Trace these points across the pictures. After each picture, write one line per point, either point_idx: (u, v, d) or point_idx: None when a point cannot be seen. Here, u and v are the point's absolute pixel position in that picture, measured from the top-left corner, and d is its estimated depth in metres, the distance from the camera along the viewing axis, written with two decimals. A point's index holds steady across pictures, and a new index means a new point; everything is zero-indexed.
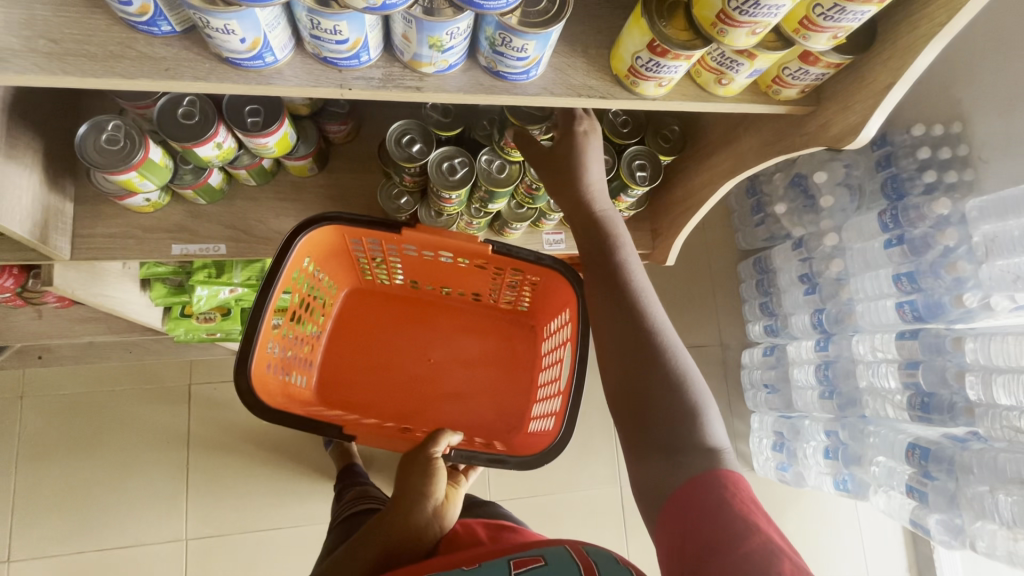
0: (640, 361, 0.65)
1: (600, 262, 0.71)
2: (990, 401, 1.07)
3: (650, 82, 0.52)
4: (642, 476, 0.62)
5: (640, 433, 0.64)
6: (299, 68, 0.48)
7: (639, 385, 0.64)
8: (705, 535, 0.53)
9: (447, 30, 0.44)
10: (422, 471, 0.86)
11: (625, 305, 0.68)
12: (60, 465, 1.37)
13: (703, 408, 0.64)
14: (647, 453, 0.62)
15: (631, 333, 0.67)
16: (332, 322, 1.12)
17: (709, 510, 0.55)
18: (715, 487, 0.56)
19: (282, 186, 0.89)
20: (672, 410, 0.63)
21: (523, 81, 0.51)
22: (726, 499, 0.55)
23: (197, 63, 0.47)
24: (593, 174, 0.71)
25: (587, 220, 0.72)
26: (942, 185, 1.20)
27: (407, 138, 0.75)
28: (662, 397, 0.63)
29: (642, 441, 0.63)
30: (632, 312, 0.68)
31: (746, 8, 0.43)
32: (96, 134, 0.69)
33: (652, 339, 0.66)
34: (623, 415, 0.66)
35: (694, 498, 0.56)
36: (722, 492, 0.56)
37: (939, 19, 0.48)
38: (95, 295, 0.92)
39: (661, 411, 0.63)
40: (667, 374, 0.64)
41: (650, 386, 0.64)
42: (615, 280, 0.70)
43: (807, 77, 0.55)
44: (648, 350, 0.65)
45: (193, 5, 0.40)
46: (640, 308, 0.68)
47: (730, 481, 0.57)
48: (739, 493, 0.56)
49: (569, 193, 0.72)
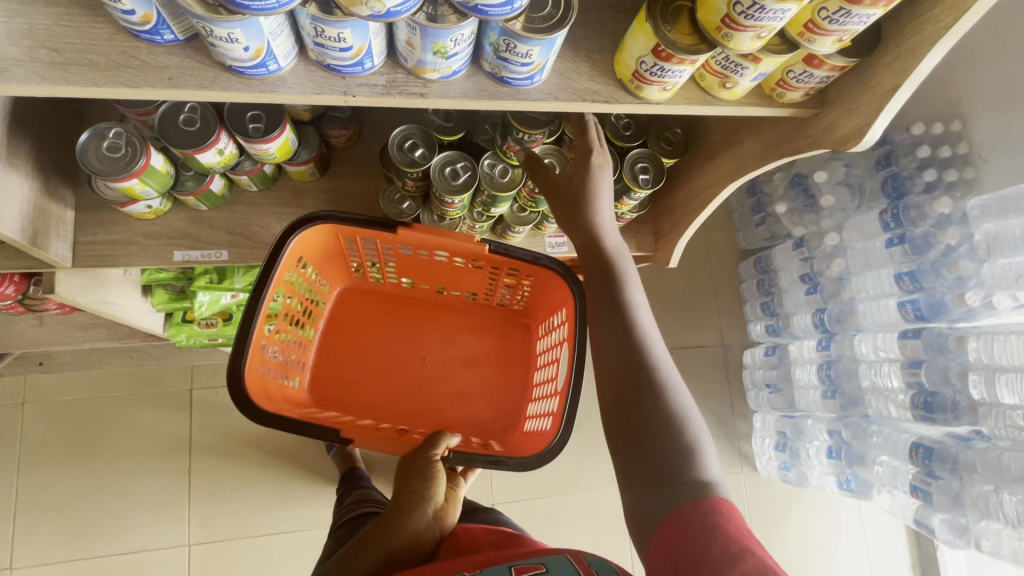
0: (640, 398, 0.65)
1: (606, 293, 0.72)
2: (993, 400, 1.06)
3: (654, 86, 0.52)
4: (637, 506, 0.61)
5: (636, 466, 0.63)
6: (303, 75, 0.48)
7: (637, 419, 0.64)
8: (693, 555, 0.53)
9: (452, 37, 0.44)
10: (422, 474, 0.86)
11: (630, 340, 0.69)
12: (61, 472, 1.36)
13: (701, 446, 0.63)
14: (644, 484, 0.61)
15: (632, 368, 0.67)
16: (326, 321, 1.11)
17: (695, 533, 0.55)
18: (702, 513, 0.56)
19: (283, 192, 0.89)
20: (670, 445, 0.62)
21: (527, 86, 0.51)
22: (714, 523, 0.55)
23: (200, 71, 0.47)
24: (605, 212, 0.72)
25: (597, 254, 0.72)
26: (942, 184, 1.21)
27: (409, 143, 0.75)
28: (665, 435, 0.63)
29: (640, 474, 0.62)
30: (634, 346, 0.68)
31: (751, 13, 0.43)
32: (98, 142, 0.69)
33: (652, 375, 0.66)
34: (620, 448, 0.65)
35: (682, 522, 0.56)
36: (708, 516, 0.56)
37: (945, 22, 0.48)
38: (97, 302, 0.92)
39: (658, 446, 0.62)
40: (666, 413, 0.64)
41: (649, 421, 0.64)
42: (621, 316, 0.71)
43: (812, 79, 0.55)
44: (648, 386, 0.66)
45: (196, 13, 0.40)
46: (641, 343, 0.69)
47: (724, 509, 0.56)
48: (727, 516, 0.56)
49: (579, 225, 0.72)
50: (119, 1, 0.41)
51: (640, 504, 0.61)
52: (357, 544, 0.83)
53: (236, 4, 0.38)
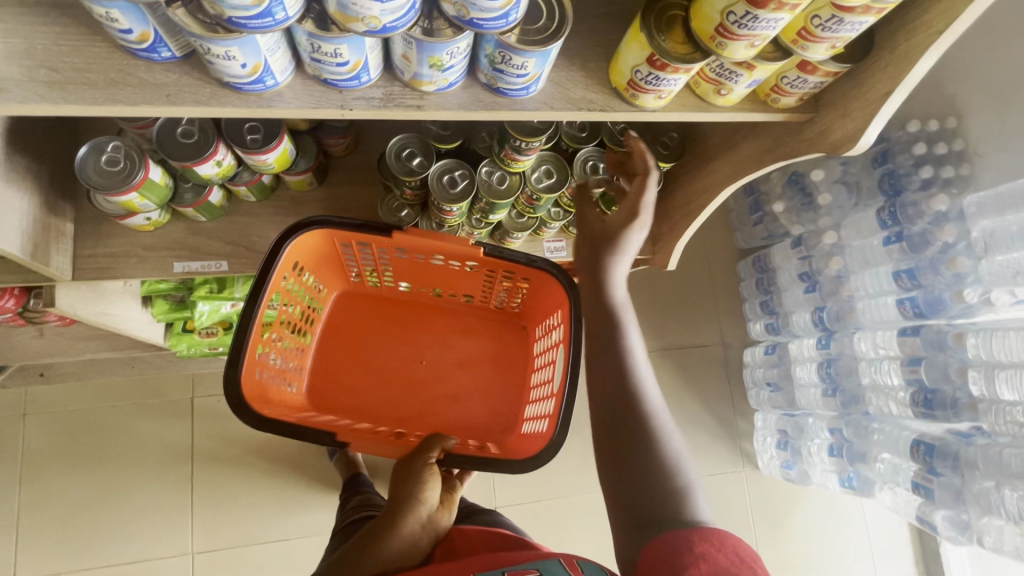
0: (636, 442, 0.66)
1: (606, 338, 0.72)
2: (993, 396, 1.07)
3: (650, 95, 0.52)
4: (628, 545, 0.61)
5: (629, 506, 0.64)
6: (300, 90, 0.49)
7: (631, 464, 0.65)
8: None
9: (447, 51, 0.45)
10: (416, 478, 0.86)
11: (626, 387, 0.69)
12: (63, 482, 1.36)
13: (692, 487, 0.64)
14: (636, 522, 0.62)
15: (627, 415, 0.68)
16: (323, 325, 1.11)
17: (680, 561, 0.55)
18: (689, 541, 0.57)
19: (282, 202, 0.89)
20: (660, 487, 0.64)
21: (523, 96, 0.51)
22: (699, 551, 0.55)
23: (198, 87, 0.47)
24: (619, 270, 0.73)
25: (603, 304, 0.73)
26: (939, 180, 1.21)
27: (406, 152, 0.75)
28: (657, 482, 0.64)
29: (630, 513, 0.63)
30: (631, 394, 0.69)
31: (744, 22, 0.43)
32: (96, 156, 0.69)
33: (647, 424, 0.67)
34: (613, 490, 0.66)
35: (668, 550, 0.57)
36: (693, 545, 0.56)
37: (937, 27, 0.48)
38: (98, 313, 0.92)
39: (648, 488, 0.63)
40: (660, 458, 0.65)
41: (641, 465, 0.65)
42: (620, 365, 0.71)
43: (806, 85, 0.55)
44: (644, 432, 0.67)
45: (193, 33, 0.40)
46: (638, 393, 0.69)
47: (715, 539, 0.57)
48: (711, 541, 0.57)
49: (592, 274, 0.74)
50: (116, 22, 0.41)
51: (631, 546, 0.61)
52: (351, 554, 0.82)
53: (234, 22, 0.38)
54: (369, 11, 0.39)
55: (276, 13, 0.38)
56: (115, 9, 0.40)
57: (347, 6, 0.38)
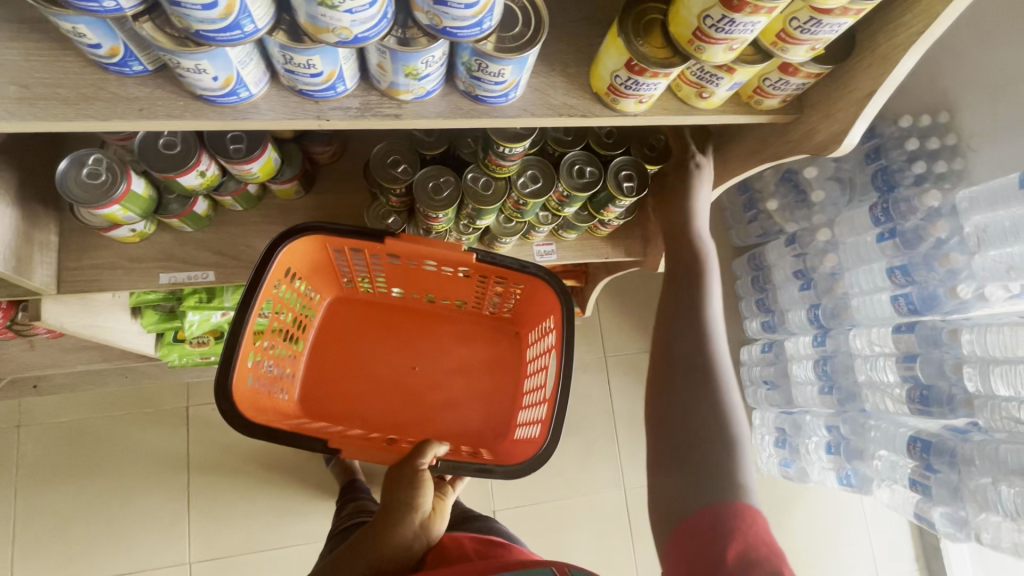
0: (691, 382, 0.68)
1: (686, 277, 0.74)
2: (989, 392, 1.07)
3: (631, 99, 0.51)
4: (665, 475, 0.65)
5: (671, 442, 0.66)
6: (275, 100, 0.48)
7: (681, 404, 0.67)
8: (706, 560, 0.57)
9: (422, 59, 0.44)
10: (409, 482, 0.84)
11: (696, 321, 0.71)
12: (59, 494, 1.35)
13: (740, 441, 0.64)
14: (677, 458, 0.64)
15: (689, 353, 0.69)
16: (315, 331, 1.11)
17: (713, 534, 0.58)
18: (727, 515, 0.59)
19: (269, 210, 0.89)
20: (701, 428, 0.65)
21: (502, 103, 0.51)
22: (735, 529, 0.58)
23: (172, 101, 0.47)
24: (702, 208, 0.78)
25: (686, 239, 0.77)
26: (932, 176, 1.19)
27: (391, 159, 0.76)
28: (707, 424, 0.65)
29: (668, 448, 0.66)
30: (698, 336, 0.70)
31: (721, 26, 0.43)
32: (77, 168, 0.68)
33: (708, 367, 0.68)
34: (658, 424, 0.68)
35: (708, 523, 0.59)
36: (729, 520, 0.59)
37: (917, 27, 0.48)
38: (86, 326, 0.91)
39: (690, 427, 0.65)
40: (714, 404, 0.66)
41: (689, 406, 0.66)
42: (695, 294, 0.73)
43: (788, 86, 0.55)
44: (705, 376, 0.68)
45: (162, 47, 0.40)
46: (706, 339, 0.70)
47: (749, 517, 0.59)
48: (750, 521, 0.59)
49: (680, 210, 0.78)
50: (85, 37, 0.40)
51: (666, 484, 0.64)
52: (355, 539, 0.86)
53: (201, 36, 0.38)
54: (339, 22, 0.38)
55: (244, 25, 0.38)
56: (82, 24, 0.39)
57: (316, 17, 0.38)
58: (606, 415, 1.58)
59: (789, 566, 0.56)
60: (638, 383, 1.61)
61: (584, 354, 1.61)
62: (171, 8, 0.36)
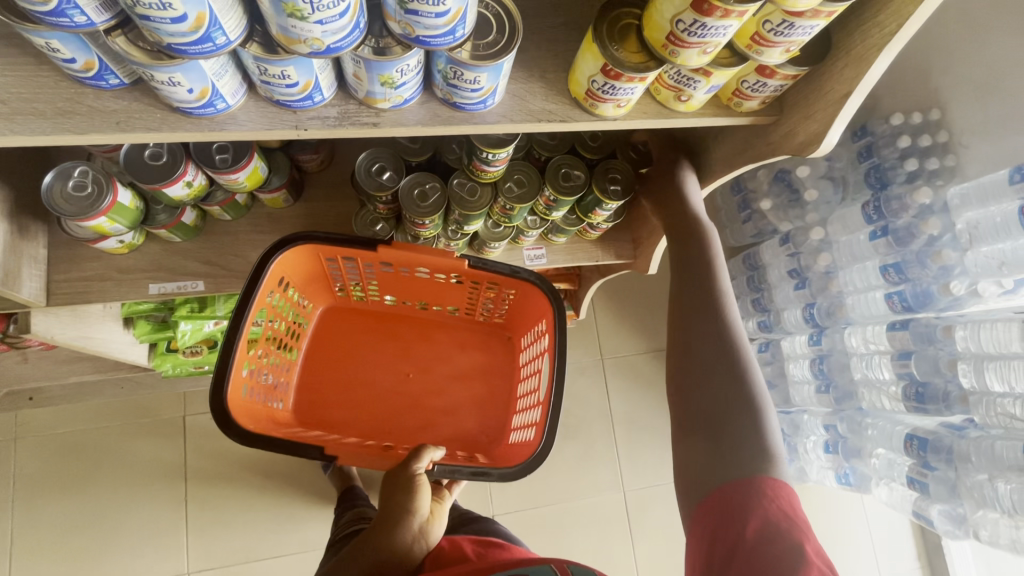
0: (713, 361, 0.68)
1: (696, 260, 0.74)
2: (984, 389, 1.06)
3: (608, 104, 0.51)
4: (690, 450, 0.65)
5: (692, 420, 0.66)
6: (254, 111, 0.49)
7: (702, 383, 0.67)
8: (727, 535, 0.58)
9: (397, 68, 0.44)
10: (405, 487, 0.85)
11: (707, 302, 0.71)
12: (56, 505, 1.35)
13: (766, 415, 0.64)
14: (702, 433, 0.65)
15: (706, 336, 0.69)
16: (309, 340, 1.10)
17: (733, 509, 0.59)
18: (751, 487, 0.59)
19: (258, 219, 0.89)
20: (719, 406, 0.65)
21: (481, 110, 0.51)
22: (758, 503, 0.58)
23: (149, 113, 0.47)
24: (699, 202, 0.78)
25: (691, 227, 0.76)
26: (924, 173, 1.19)
27: (377, 166, 0.76)
28: (730, 404, 0.65)
29: (693, 424, 0.66)
30: (716, 315, 0.70)
31: (693, 30, 0.43)
32: (63, 181, 0.68)
33: (729, 345, 0.68)
34: (682, 404, 0.68)
35: (729, 499, 0.59)
36: (753, 495, 0.59)
37: (890, 28, 0.49)
38: (78, 337, 0.91)
39: (713, 403, 0.66)
40: (737, 380, 0.66)
41: (710, 383, 0.67)
42: (704, 277, 0.73)
43: (766, 88, 0.55)
44: (724, 353, 0.68)
45: (136, 61, 0.40)
46: (723, 318, 0.70)
47: (773, 492, 0.58)
48: (773, 495, 0.58)
49: (677, 205, 0.77)
50: (58, 51, 0.41)
51: (693, 461, 0.65)
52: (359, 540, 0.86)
53: (173, 49, 0.38)
54: (310, 33, 0.38)
55: (215, 38, 0.38)
56: (55, 39, 0.40)
57: (288, 29, 0.38)
58: (604, 417, 1.58)
59: (813, 542, 0.55)
60: (635, 385, 1.61)
61: (581, 357, 1.61)
62: (141, 22, 0.36)
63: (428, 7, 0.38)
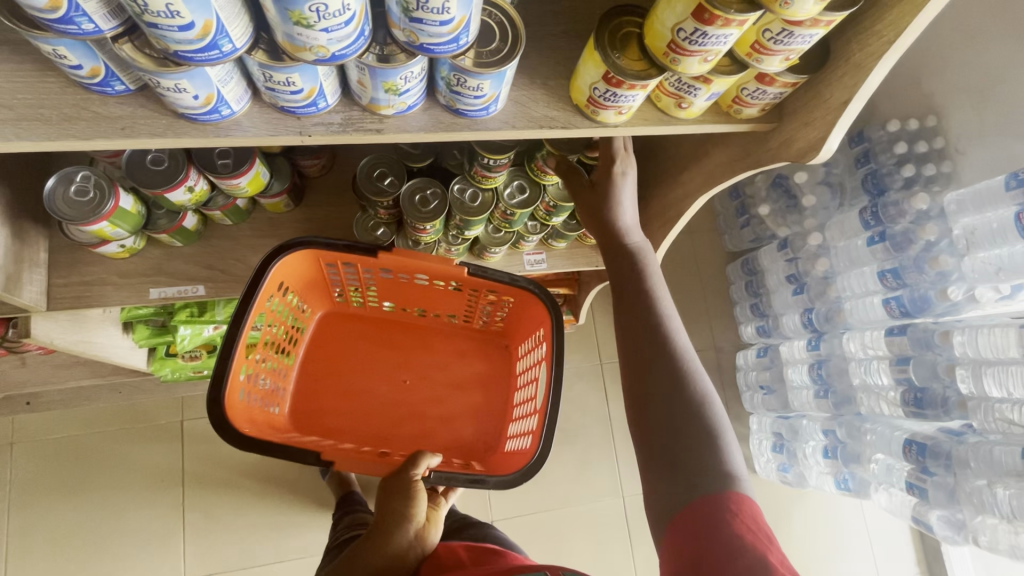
0: (666, 386, 0.67)
1: (633, 284, 0.73)
2: (982, 394, 1.07)
3: (610, 111, 0.52)
4: (655, 479, 0.64)
5: (657, 430, 0.66)
6: (258, 117, 0.49)
7: (664, 392, 0.67)
8: (694, 547, 0.57)
9: (401, 75, 0.45)
10: (401, 494, 0.85)
11: (650, 321, 0.71)
12: (51, 511, 1.34)
13: (721, 432, 0.65)
14: (662, 437, 0.65)
15: (650, 353, 0.69)
16: (306, 346, 1.10)
17: (705, 525, 0.58)
18: (718, 504, 0.59)
19: (259, 223, 0.89)
20: (687, 413, 0.65)
21: (483, 116, 0.52)
22: (725, 520, 0.57)
23: (154, 120, 0.47)
24: (626, 210, 0.74)
25: (621, 248, 0.75)
26: (921, 179, 1.20)
27: (378, 172, 0.77)
28: (687, 419, 0.65)
29: (657, 454, 0.65)
30: (665, 350, 0.69)
31: (695, 39, 0.44)
32: (64, 186, 0.69)
33: (671, 356, 0.69)
34: (644, 433, 0.67)
35: (698, 516, 0.58)
36: (719, 506, 0.58)
37: (888, 37, 0.49)
38: (77, 341, 0.91)
39: (676, 412, 0.66)
40: (687, 402, 0.66)
41: (666, 397, 0.66)
42: (637, 279, 0.73)
43: (766, 96, 0.55)
44: (671, 368, 0.68)
45: (142, 67, 0.40)
46: (674, 349, 0.69)
47: (737, 504, 0.58)
48: (739, 508, 0.58)
49: (601, 222, 0.74)
50: (65, 58, 0.41)
51: (660, 489, 0.63)
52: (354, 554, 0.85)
53: (180, 56, 0.38)
54: (316, 41, 0.38)
55: (222, 45, 0.38)
56: (62, 45, 0.40)
57: (293, 36, 0.38)
58: (603, 422, 1.57)
59: (779, 555, 0.54)
60: None
61: (579, 362, 1.61)
62: (148, 30, 0.36)
63: (433, 15, 0.39)
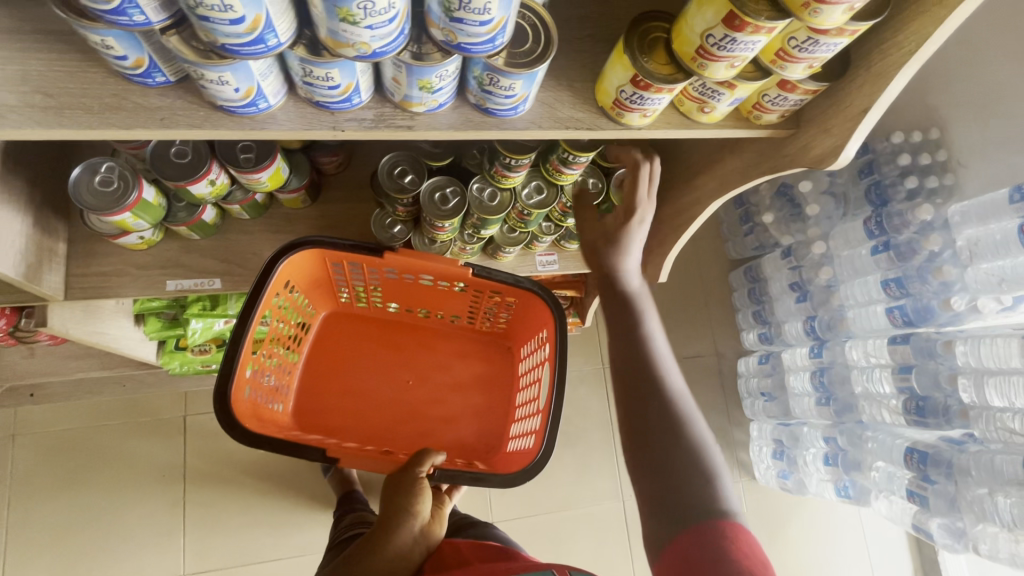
0: (661, 428, 0.67)
1: (628, 328, 0.74)
2: (984, 404, 1.08)
3: (635, 113, 0.53)
4: (650, 512, 0.64)
5: (655, 472, 0.66)
6: (292, 112, 0.50)
7: (661, 438, 0.67)
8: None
9: (436, 73, 0.46)
10: (407, 490, 0.86)
11: (647, 366, 0.71)
12: (52, 505, 1.34)
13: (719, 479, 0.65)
14: (660, 479, 0.65)
15: (645, 393, 0.70)
16: (310, 344, 1.11)
17: (706, 555, 0.58)
18: (716, 534, 0.59)
19: (276, 219, 0.90)
20: (684, 458, 0.65)
21: (511, 116, 0.53)
22: (723, 548, 0.58)
23: (191, 111, 0.48)
24: (629, 257, 0.77)
25: (620, 294, 0.76)
26: (923, 191, 1.22)
27: (398, 170, 0.77)
28: (685, 464, 0.65)
29: (656, 497, 0.64)
30: (663, 397, 0.69)
31: (723, 44, 0.45)
32: (89, 176, 0.69)
33: (669, 401, 0.69)
34: (644, 477, 0.66)
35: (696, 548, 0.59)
36: (718, 536, 0.59)
37: (909, 48, 0.51)
38: (91, 332, 0.91)
39: (674, 457, 0.65)
40: (684, 443, 0.66)
41: (665, 442, 0.66)
42: (632, 323, 0.75)
43: (786, 102, 0.57)
44: (670, 416, 0.68)
45: (187, 59, 0.41)
46: (670, 395, 0.70)
47: (734, 534, 0.59)
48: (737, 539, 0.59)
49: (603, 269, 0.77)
50: (111, 48, 0.42)
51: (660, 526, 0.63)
52: (355, 556, 0.84)
53: (227, 49, 0.39)
54: (359, 37, 0.39)
55: (268, 39, 0.39)
56: (110, 36, 0.41)
57: (337, 33, 0.39)
58: (604, 426, 1.58)
59: None
60: None
61: (582, 365, 1.62)
62: (199, 23, 0.37)
63: (473, 15, 0.40)
